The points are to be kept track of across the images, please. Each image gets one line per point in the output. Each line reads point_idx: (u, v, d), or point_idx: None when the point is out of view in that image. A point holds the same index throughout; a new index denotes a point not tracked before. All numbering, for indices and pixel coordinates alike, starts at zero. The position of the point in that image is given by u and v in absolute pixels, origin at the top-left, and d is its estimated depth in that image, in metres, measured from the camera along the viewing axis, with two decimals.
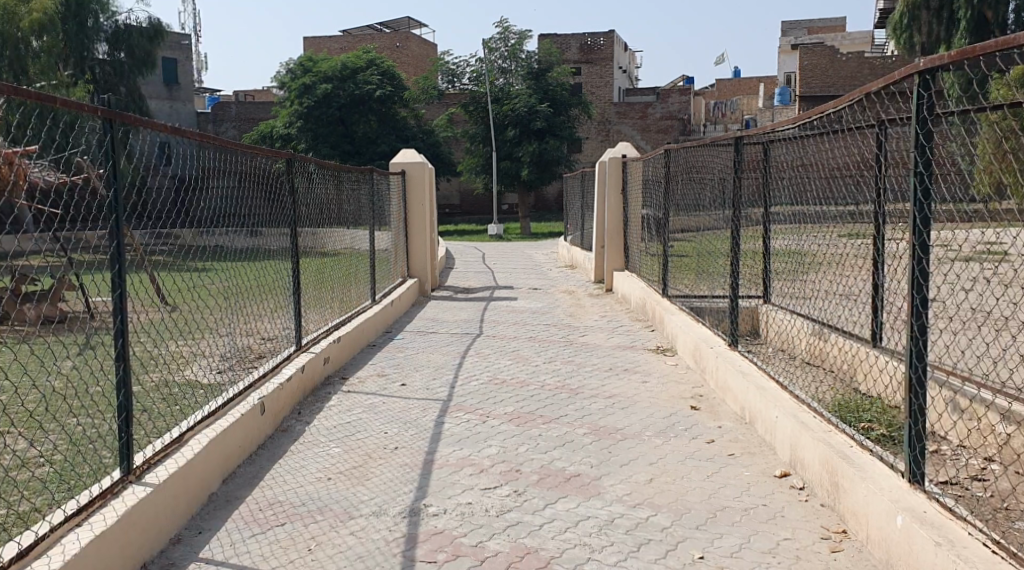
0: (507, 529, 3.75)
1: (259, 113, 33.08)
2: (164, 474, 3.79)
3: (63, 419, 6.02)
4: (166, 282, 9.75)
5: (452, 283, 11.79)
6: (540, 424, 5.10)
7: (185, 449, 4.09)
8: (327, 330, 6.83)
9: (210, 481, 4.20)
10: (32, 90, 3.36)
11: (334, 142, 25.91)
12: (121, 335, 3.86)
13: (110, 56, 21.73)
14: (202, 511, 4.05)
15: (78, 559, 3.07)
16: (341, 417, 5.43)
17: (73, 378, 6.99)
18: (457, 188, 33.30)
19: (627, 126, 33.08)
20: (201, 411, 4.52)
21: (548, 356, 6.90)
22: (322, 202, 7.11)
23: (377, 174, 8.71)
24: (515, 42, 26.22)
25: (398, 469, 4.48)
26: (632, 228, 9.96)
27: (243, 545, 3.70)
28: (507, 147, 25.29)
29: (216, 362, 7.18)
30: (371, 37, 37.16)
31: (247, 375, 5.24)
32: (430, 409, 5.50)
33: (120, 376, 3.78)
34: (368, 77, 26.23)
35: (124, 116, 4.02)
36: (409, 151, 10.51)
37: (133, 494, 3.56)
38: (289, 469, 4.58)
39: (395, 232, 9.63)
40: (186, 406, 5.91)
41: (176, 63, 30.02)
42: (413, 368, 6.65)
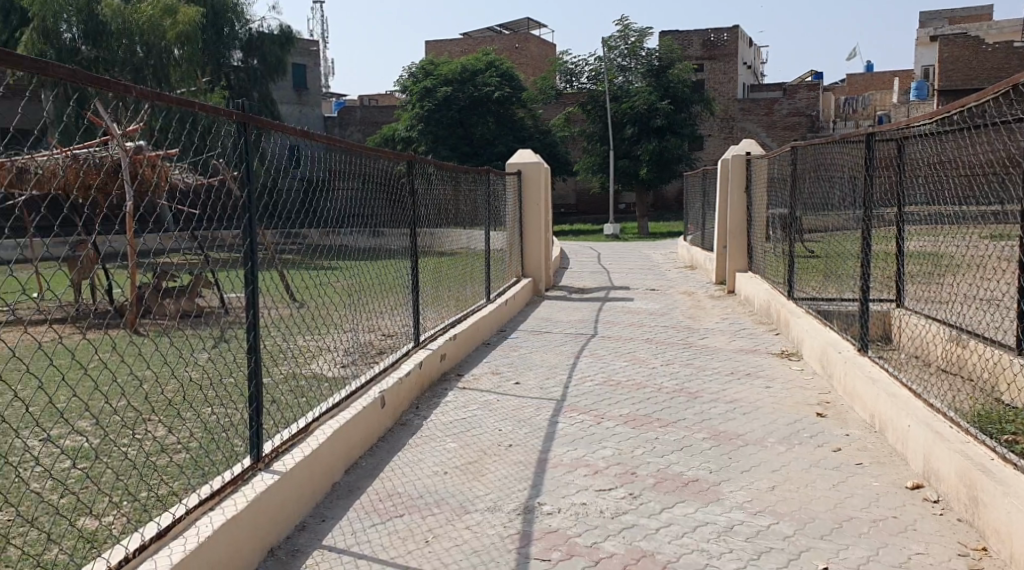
0: (624, 531, 3.71)
1: (383, 116, 33.91)
2: (291, 462, 3.94)
3: (199, 408, 6.44)
4: (295, 280, 10.19)
5: (567, 283, 11.78)
6: (657, 427, 5.02)
7: (310, 439, 4.25)
8: (445, 327, 6.96)
9: (332, 471, 4.34)
10: (161, 91, 3.54)
11: (453, 143, 26.36)
12: (253, 329, 4.02)
13: (245, 63, 22.81)
14: (326, 500, 4.19)
15: (212, 540, 3.23)
16: (456, 413, 5.50)
17: (208, 369, 7.44)
18: (574, 187, 33.34)
19: (751, 123, 32.50)
20: (324, 403, 4.67)
21: (666, 358, 6.80)
22: (440, 201, 7.23)
23: (494, 174, 8.74)
24: (636, 40, 26.03)
25: (512, 466, 4.50)
26: (756, 229, 9.69)
27: (363, 534, 3.80)
28: (625, 146, 25.12)
29: (341, 358, 7.44)
30: (492, 38, 37.64)
31: (368, 369, 5.39)
32: (544, 409, 5.50)
33: (252, 368, 3.95)
34: (487, 79, 26.43)
35: (256, 118, 4.20)
36: (525, 152, 10.49)
37: (262, 480, 3.72)
38: (408, 461, 4.68)
39: (511, 232, 9.70)
40: (311, 399, 6.16)
41: (305, 69, 31.25)
42: (527, 367, 6.67)
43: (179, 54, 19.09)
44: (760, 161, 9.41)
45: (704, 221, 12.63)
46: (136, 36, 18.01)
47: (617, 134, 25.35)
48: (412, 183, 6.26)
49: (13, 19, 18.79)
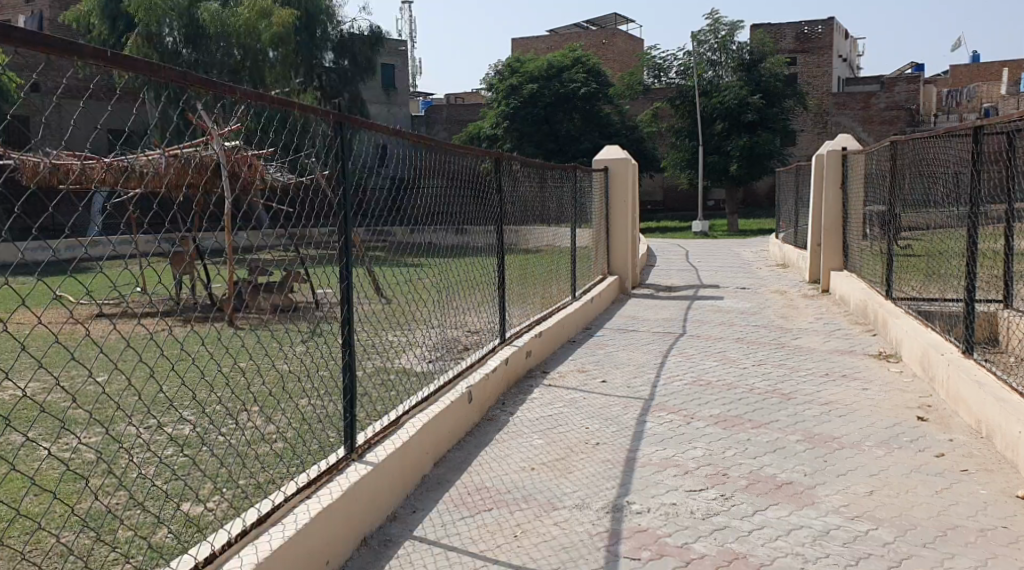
0: (715, 532, 3.65)
1: (469, 114, 34.20)
2: (383, 453, 4.02)
3: (293, 400, 6.62)
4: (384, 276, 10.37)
5: (654, 280, 11.66)
6: (748, 428, 4.93)
7: (401, 432, 4.32)
8: (531, 324, 6.98)
9: (422, 464, 4.41)
10: (262, 92, 3.67)
11: (539, 141, 26.40)
12: (346, 323, 4.10)
13: (336, 64, 23.31)
14: (416, 492, 4.26)
15: (309, 527, 3.31)
16: (542, 410, 5.51)
17: (301, 363, 7.64)
18: (661, 184, 32.98)
19: (846, 117, 31.57)
20: (413, 397, 4.75)
21: (757, 358, 6.66)
22: (527, 199, 7.26)
23: (580, 171, 8.72)
24: (726, 34, 25.61)
25: (600, 465, 4.48)
26: (852, 226, 9.41)
27: (452, 527, 3.84)
28: (715, 141, 24.72)
29: (428, 353, 7.54)
30: (578, 35, 37.55)
31: (456, 364, 5.45)
32: (631, 407, 5.46)
33: (346, 361, 4.04)
34: (573, 76, 26.36)
35: (351, 118, 4.31)
36: (612, 148, 10.41)
37: (355, 470, 3.81)
38: (495, 456, 4.71)
39: (597, 229, 9.65)
40: (399, 394, 6.27)
41: (394, 68, 31.76)
42: (614, 365, 6.63)
43: (274, 55, 19.62)
44: (857, 157, 9.14)
45: (796, 218, 12.33)
46: (233, 38, 18.68)
47: (707, 130, 24.97)
48: (498, 180, 6.30)
49: (121, 23, 19.63)
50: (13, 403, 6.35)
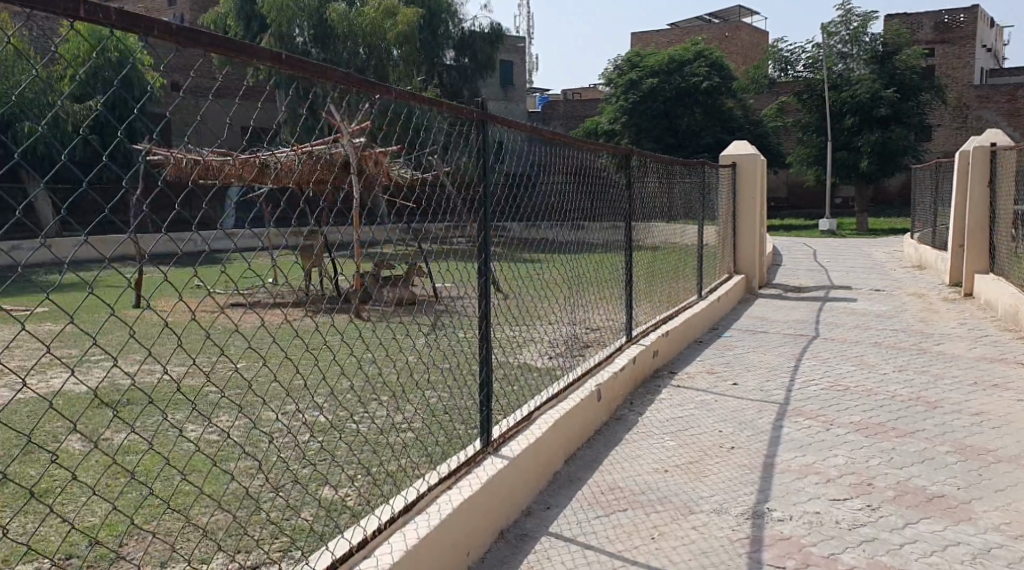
0: (864, 544, 3.53)
1: (588, 109, 34.13)
2: (519, 448, 4.07)
3: (420, 393, 6.77)
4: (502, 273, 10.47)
5: (781, 280, 11.37)
6: (893, 437, 4.74)
7: (534, 427, 4.35)
8: (657, 322, 6.90)
9: (554, 461, 4.42)
10: (410, 89, 3.82)
11: (658, 136, 26.09)
12: (484, 319, 4.16)
13: (457, 61, 23.65)
14: (548, 489, 4.28)
15: (452, 517, 3.39)
16: (672, 410, 5.45)
17: (425, 356, 7.81)
18: (784, 180, 32.10)
19: (990, 111, 29.64)
20: (544, 393, 4.77)
21: (898, 364, 6.40)
22: (653, 196, 7.21)
23: (708, 167, 8.55)
24: (859, 25, 24.72)
25: (736, 469, 4.40)
26: (1000, 226, 8.91)
27: (587, 525, 3.85)
28: (844, 137, 23.86)
29: (547, 349, 7.58)
30: (701, 28, 36.96)
31: (584, 362, 5.44)
32: (765, 411, 5.34)
33: (483, 357, 4.10)
34: (696, 69, 25.84)
35: (492, 116, 4.43)
36: (741, 144, 10.17)
37: (492, 464, 3.87)
38: (627, 456, 4.69)
39: (723, 227, 9.46)
40: (524, 390, 6.32)
41: (513, 65, 32.02)
42: (745, 367, 6.49)
43: (399, 54, 19.99)
44: (1009, 153, 8.64)
45: (936, 217, 11.77)
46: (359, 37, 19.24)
47: (836, 124, 24.12)
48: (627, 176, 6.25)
49: (255, 24, 20.47)
50: (162, 385, 6.69)
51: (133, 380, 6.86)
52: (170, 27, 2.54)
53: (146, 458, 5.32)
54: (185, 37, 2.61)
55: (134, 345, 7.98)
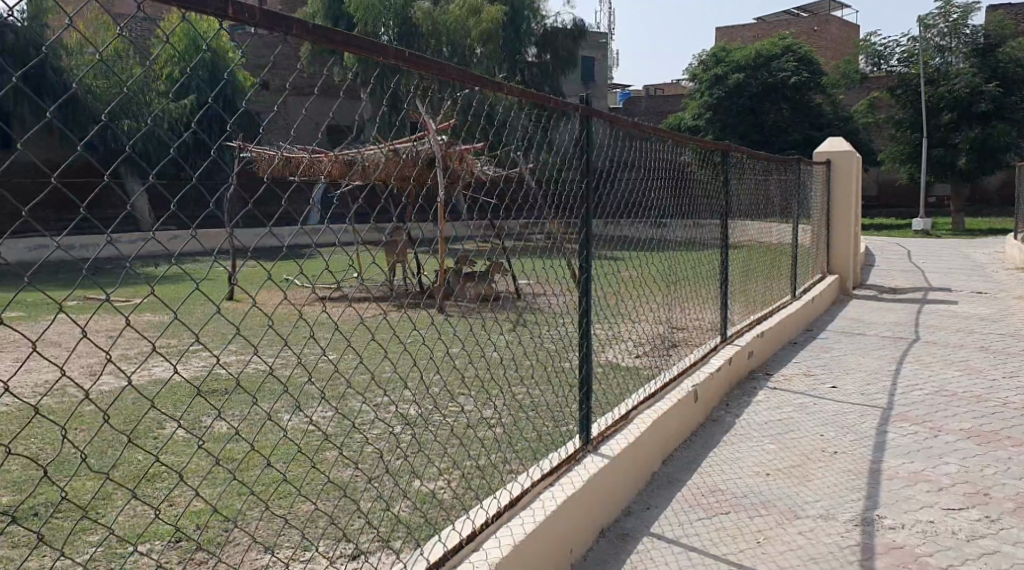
0: (984, 556, 3.41)
1: (670, 106, 33.79)
2: (618, 447, 4.04)
3: (509, 389, 6.82)
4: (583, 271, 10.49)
5: (875, 281, 11.06)
6: (1007, 446, 4.56)
7: (632, 426, 4.32)
8: (751, 322, 6.78)
9: (652, 461, 4.38)
10: (512, 84, 3.86)
11: (742, 133, 25.65)
12: (585, 315, 4.14)
13: (538, 58, 23.67)
14: (647, 490, 4.24)
15: (556, 513, 3.39)
16: (771, 413, 5.35)
17: (511, 353, 7.84)
18: (874, 178, 31.22)
19: None
20: (641, 392, 4.72)
21: (1007, 369, 6.16)
22: (748, 194, 7.09)
23: (804, 163, 8.34)
24: (959, 17, 23.90)
25: (841, 474, 4.30)
26: None
27: (690, 527, 3.81)
28: (941, 133, 23.07)
29: (633, 347, 7.54)
30: (788, 23, 36.24)
31: (680, 361, 5.38)
32: (868, 416, 5.20)
33: (584, 353, 4.08)
34: (784, 64, 25.42)
35: (593, 111, 4.41)
36: (836, 141, 9.91)
37: (592, 462, 3.85)
38: (726, 458, 4.62)
39: (818, 226, 9.25)
40: (615, 388, 6.27)
41: (594, 61, 31.91)
42: (843, 371, 6.32)
43: (482, 52, 20.16)
44: None
45: None
46: (443, 35, 19.61)
47: (931, 120, 23.34)
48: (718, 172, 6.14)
49: (343, 24, 20.89)
50: (259, 374, 6.84)
51: (231, 369, 7.05)
52: (309, 26, 2.56)
53: (245, 444, 5.38)
54: (320, 36, 2.64)
55: (229, 336, 8.20)
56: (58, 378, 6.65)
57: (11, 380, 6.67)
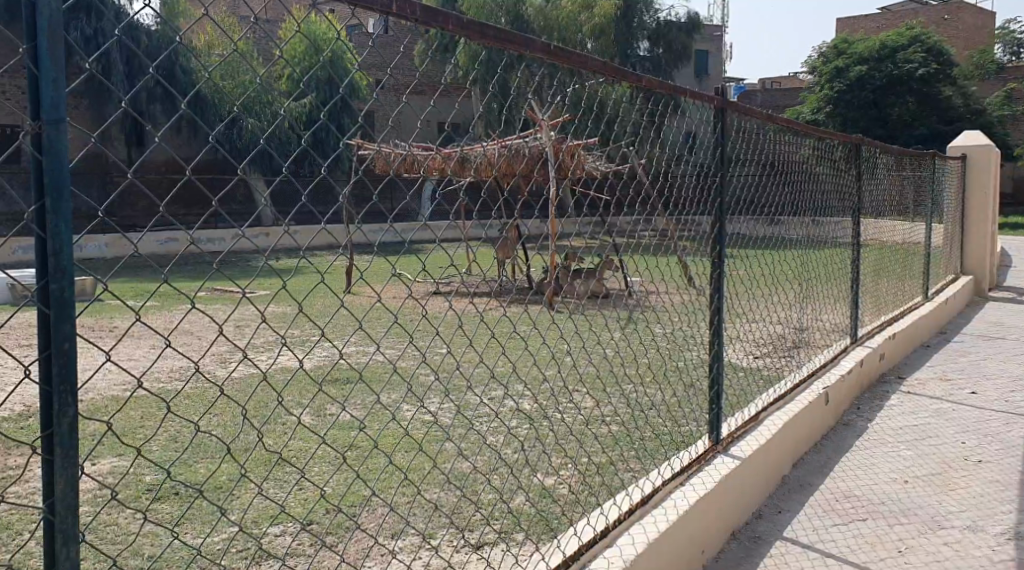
0: None
1: (786, 100, 32.90)
2: (749, 448, 3.95)
3: (626, 388, 6.77)
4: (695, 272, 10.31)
5: (1013, 282, 10.49)
6: None
7: (762, 427, 4.21)
8: (882, 325, 6.53)
9: (782, 464, 4.26)
10: (642, 74, 3.84)
11: (864, 127, 24.73)
12: (716, 312, 4.06)
13: (651, 52, 23.44)
14: (778, 493, 4.13)
15: (687, 513, 3.32)
16: (906, 418, 5.13)
17: (625, 351, 7.80)
18: (1007, 175, 29.58)
19: None
20: (770, 393, 4.61)
21: None
22: (879, 190, 6.84)
23: (938, 159, 7.98)
24: None
25: (988, 485, 4.09)
26: None
27: (826, 533, 3.69)
28: None
29: (752, 348, 7.37)
30: (915, 12, 34.74)
31: (808, 362, 5.22)
32: (1014, 425, 4.93)
33: (715, 352, 4.00)
34: (910, 55, 24.36)
35: (724, 103, 4.33)
36: (972, 135, 9.43)
37: (723, 463, 3.77)
38: (862, 464, 4.45)
39: (952, 225, 8.83)
40: (736, 388, 6.15)
41: (708, 54, 31.40)
42: (983, 376, 6.01)
43: (594, 45, 20.11)
44: None
45: None
46: (556, 29, 19.71)
47: None
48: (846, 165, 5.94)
49: None
50: (380, 364, 6.97)
51: (353, 358, 7.23)
52: (462, 20, 2.67)
53: (367, 431, 5.44)
54: (473, 31, 2.73)
55: (349, 328, 8.42)
56: (192, 364, 6.96)
57: (148, 365, 6.99)
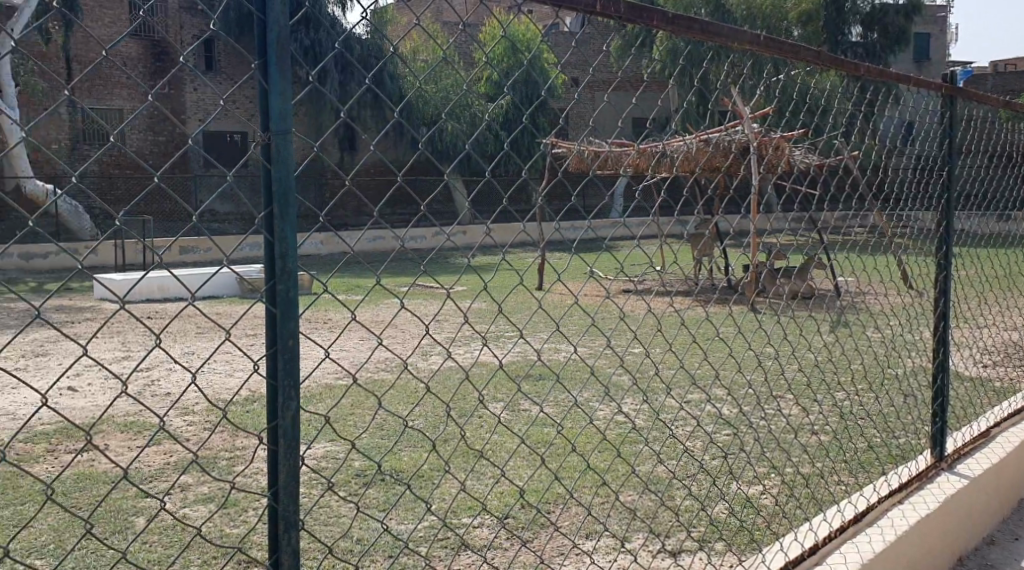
0: None
1: (1021, 83, 30.04)
2: (979, 467, 3.61)
3: (833, 397, 6.43)
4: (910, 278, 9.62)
5: None
6: None
7: (995, 445, 3.83)
8: None
9: (1018, 487, 3.87)
10: (862, 63, 3.58)
11: None
12: (943, 320, 3.73)
13: (864, 38, 22.13)
14: (1012, 518, 3.75)
15: (908, 536, 3.08)
16: None
17: (833, 357, 7.41)
18: None
19: None
20: (1003, 408, 4.19)
21: None
22: None
23: None
24: None
25: None
26: None
27: None
28: None
29: (978, 359, 6.78)
30: None
31: None
32: None
33: (941, 360, 3.69)
34: None
35: (958, 90, 3.95)
36: None
37: (948, 481, 3.47)
38: None
39: None
40: (962, 402, 5.66)
41: (929, 37, 29.23)
42: None
43: (801, 34, 19.27)
44: None
45: None
46: (759, 18, 19.03)
47: None
48: None
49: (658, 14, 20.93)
50: (575, 362, 6.99)
51: (549, 355, 7.29)
52: (668, 16, 2.58)
53: (563, 429, 5.46)
54: (678, 26, 2.65)
55: (546, 326, 8.51)
56: (398, 356, 7.27)
57: (357, 357, 7.37)
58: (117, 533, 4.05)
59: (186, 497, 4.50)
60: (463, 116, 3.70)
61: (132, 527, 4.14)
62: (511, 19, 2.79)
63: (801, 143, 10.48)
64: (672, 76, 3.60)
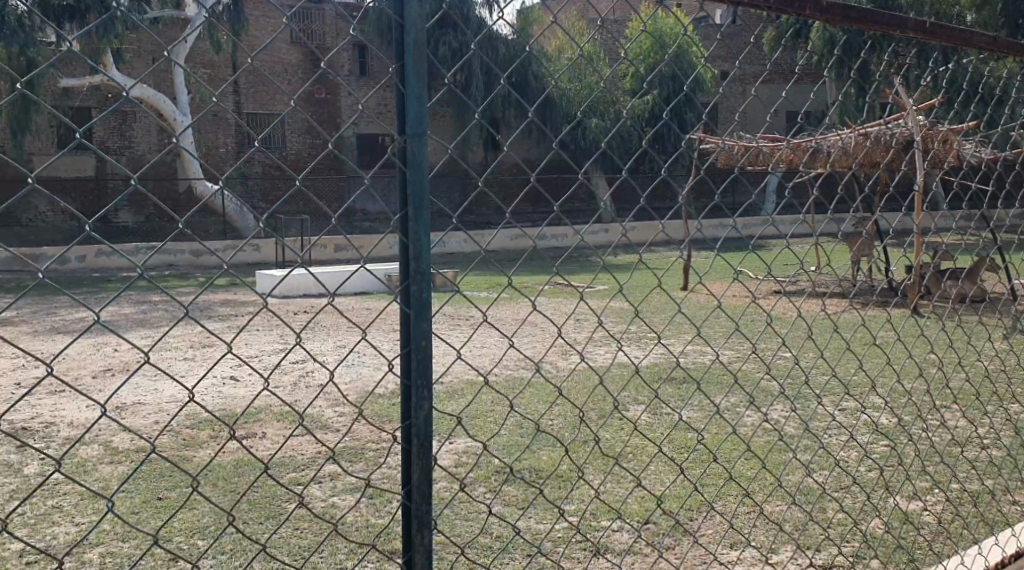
0: None
1: None
2: None
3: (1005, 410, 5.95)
4: None
5: None
6: None
7: None
8: None
9: None
10: None
11: None
12: None
13: None
14: None
15: None
16: None
17: (1006, 367, 6.87)
18: None
19: None
20: None
21: None
22: None
23: None
24: None
25: None
26: None
27: None
28: None
29: None
30: None
31: None
32: None
33: None
34: None
35: None
36: None
37: None
38: None
39: None
40: None
41: None
42: None
43: (975, 17, 17.97)
44: None
45: None
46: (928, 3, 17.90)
47: None
48: None
49: None
50: (720, 365, 6.78)
51: (694, 358, 7.10)
52: (821, 5, 2.42)
53: (706, 434, 5.29)
54: (833, 15, 2.49)
55: (690, 327, 8.31)
56: (539, 355, 7.27)
57: (500, 355, 7.42)
58: (269, 517, 4.22)
59: (334, 486, 4.65)
60: (605, 115, 3.64)
61: (283, 513, 4.30)
62: (653, 13, 2.71)
63: (972, 135, 9.78)
64: (828, 67, 3.41)
